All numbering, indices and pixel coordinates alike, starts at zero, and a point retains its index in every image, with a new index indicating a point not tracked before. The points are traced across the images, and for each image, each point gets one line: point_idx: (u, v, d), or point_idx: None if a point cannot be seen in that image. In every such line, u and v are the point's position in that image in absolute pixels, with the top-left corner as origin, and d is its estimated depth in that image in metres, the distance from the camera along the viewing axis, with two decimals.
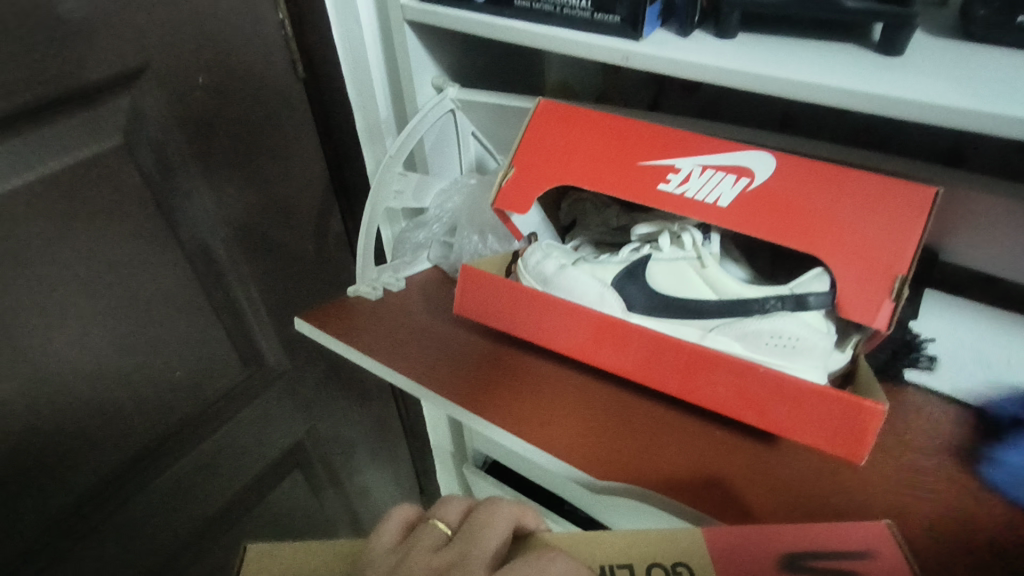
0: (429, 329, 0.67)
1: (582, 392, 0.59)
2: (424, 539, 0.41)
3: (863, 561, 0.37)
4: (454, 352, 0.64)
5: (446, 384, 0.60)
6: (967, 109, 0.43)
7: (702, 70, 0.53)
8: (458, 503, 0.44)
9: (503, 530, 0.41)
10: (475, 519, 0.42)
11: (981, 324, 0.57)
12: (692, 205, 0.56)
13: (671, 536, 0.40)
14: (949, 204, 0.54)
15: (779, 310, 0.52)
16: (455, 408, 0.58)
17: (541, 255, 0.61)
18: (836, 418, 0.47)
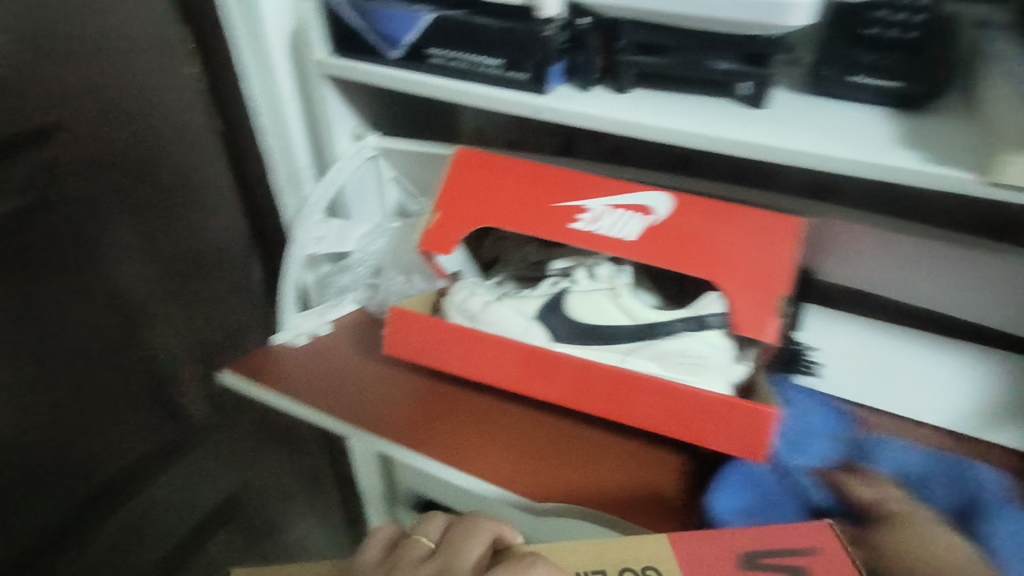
0: (362, 371, 0.66)
1: (520, 421, 0.60)
2: (406, 555, 0.45)
3: (811, 559, 0.42)
4: (387, 390, 0.64)
5: (384, 423, 0.60)
6: (820, 153, 0.49)
7: (605, 121, 0.56)
8: (441, 518, 0.48)
9: (483, 544, 0.45)
10: (457, 532, 0.46)
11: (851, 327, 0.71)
12: (601, 241, 0.57)
13: (639, 538, 0.44)
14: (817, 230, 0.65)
15: (684, 331, 0.55)
16: (395, 447, 0.58)
17: (468, 293, 0.62)
18: (740, 423, 0.50)
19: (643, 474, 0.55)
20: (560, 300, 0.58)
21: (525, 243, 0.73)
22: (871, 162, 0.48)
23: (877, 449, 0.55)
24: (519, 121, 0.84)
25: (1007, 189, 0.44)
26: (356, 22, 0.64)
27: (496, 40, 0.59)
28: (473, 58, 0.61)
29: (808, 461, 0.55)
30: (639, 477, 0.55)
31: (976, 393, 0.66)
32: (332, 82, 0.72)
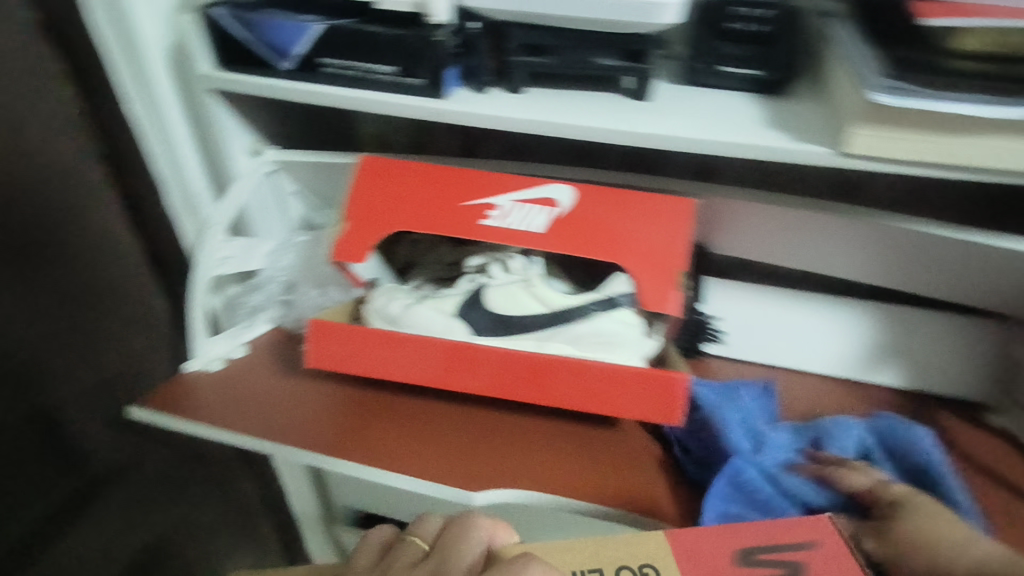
0: (285, 389, 0.65)
1: (451, 416, 0.62)
2: (403, 556, 0.52)
3: (807, 552, 0.43)
4: (315, 404, 0.63)
5: (316, 438, 0.59)
6: (700, 138, 0.54)
7: (502, 120, 0.59)
8: (434, 520, 0.54)
9: (476, 545, 0.47)
10: (452, 533, 0.49)
11: (739, 297, 0.80)
12: (512, 235, 0.59)
13: (640, 539, 0.44)
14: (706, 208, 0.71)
15: (598, 312, 0.58)
16: (330, 459, 0.58)
17: (386, 299, 0.63)
18: (655, 392, 0.54)
19: (576, 454, 0.59)
20: (478, 296, 0.60)
21: (439, 245, 0.75)
22: (744, 142, 0.53)
23: (830, 434, 0.59)
24: (421, 126, 0.86)
25: (855, 157, 0.50)
26: (241, 34, 0.63)
27: (389, 47, 0.60)
28: (368, 67, 0.61)
29: (777, 454, 0.57)
30: (572, 458, 0.59)
31: (848, 343, 0.77)
32: (221, 96, 0.69)
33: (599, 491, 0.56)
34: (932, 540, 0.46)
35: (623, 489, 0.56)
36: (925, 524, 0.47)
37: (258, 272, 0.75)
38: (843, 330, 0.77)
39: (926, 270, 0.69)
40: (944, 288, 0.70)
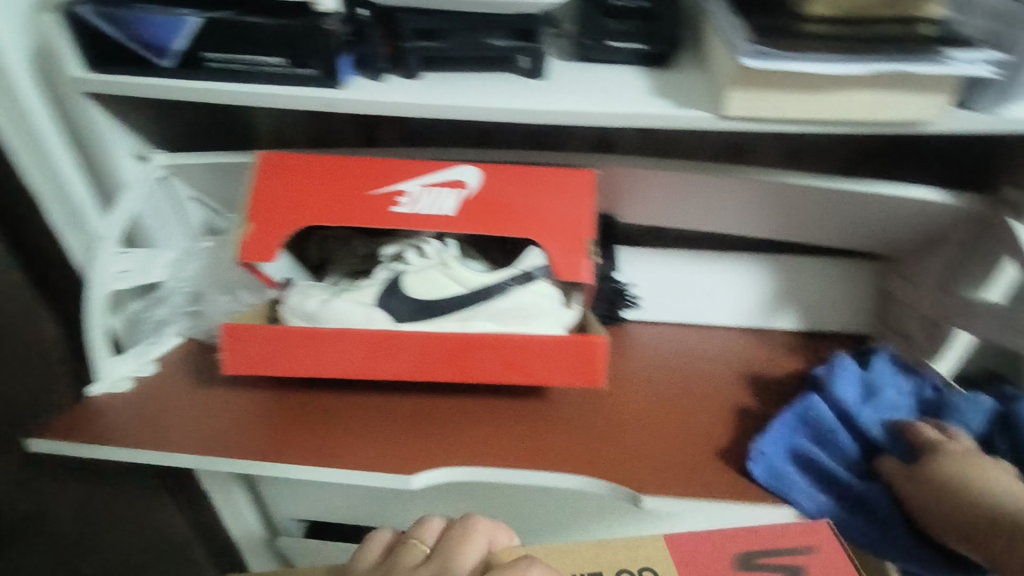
0: (203, 399, 0.62)
1: (379, 403, 0.63)
2: (404, 555, 0.59)
3: (802, 556, 0.55)
4: (238, 413, 0.61)
5: (243, 445, 0.58)
6: (594, 111, 0.56)
7: (402, 107, 0.59)
8: (434, 524, 0.62)
9: (476, 548, 0.57)
10: (455, 537, 0.59)
11: (649, 261, 0.84)
12: (423, 220, 0.60)
13: (637, 543, 0.58)
14: (608, 179, 0.75)
15: (515, 287, 0.59)
16: (263, 464, 0.57)
17: (302, 296, 0.62)
18: (575, 357, 0.57)
19: (509, 428, 0.61)
20: (395, 283, 0.60)
21: (351, 238, 0.74)
22: (634, 112, 0.56)
23: (937, 411, 0.67)
24: (320, 117, 0.83)
25: (734, 119, 0.54)
26: (112, 32, 0.59)
27: (276, 38, 0.58)
28: (257, 60, 0.59)
29: (866, 415, 0.66)
30: (506, 431, 0.61)
31: (746, 294, 0.83)
32: (97, 100, 0.65)
33: (534, 458, 0.58)
34: (982, 483, 0.57)
35: (554, 449, 0.60)
36: (968, 477, 0.58)
37: (160, 285, 0.71)
38: (744, 282, 0.83)
39: (809, 221, 0.75)
40: (825, 235, 0.77)
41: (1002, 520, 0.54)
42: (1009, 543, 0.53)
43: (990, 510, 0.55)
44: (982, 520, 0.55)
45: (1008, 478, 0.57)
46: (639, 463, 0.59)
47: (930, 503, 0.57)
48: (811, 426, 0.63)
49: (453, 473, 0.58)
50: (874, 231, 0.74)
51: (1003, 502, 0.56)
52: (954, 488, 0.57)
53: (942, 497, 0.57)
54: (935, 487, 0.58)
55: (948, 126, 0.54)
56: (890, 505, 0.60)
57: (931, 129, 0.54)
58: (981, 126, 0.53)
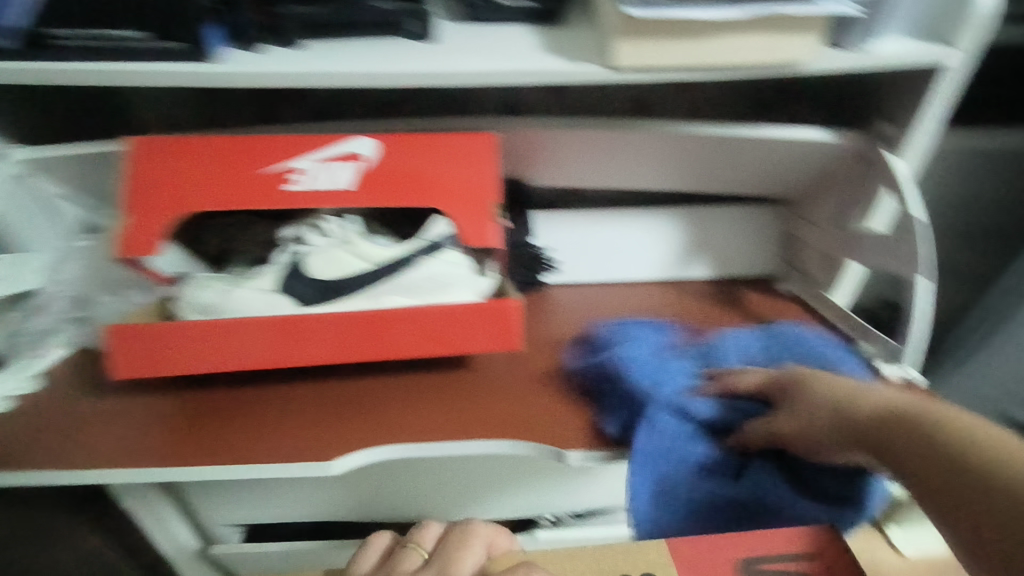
0: (103, 411, 0.58)
1: (300, 392, 0.61)
2: (403, 560, 0.58)
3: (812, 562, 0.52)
4: (141, 420, 0.57)
5: (150, 453, 0.55)
6: (487, 71, 0.55)
7: (283, 77, 0.55)
8: (434, 528, 0.61)
9: (476, 552, 0.57)
10: (454, 541, 0.58)
11: (564, 224, 0.85)
12: (320, 197, 0.57)
13: (646, 547, 0.54)
14: (514, 142, 0.74)
15: (425, 258, 0.58)
16: (179, 470, 0.54)
17: (197, 288, 0.58)
18: (491, 322, 0.57)
19: (433, 401, 0.61)
20: (298, 266, 0.57)
21: (251, 224, 0.70)
22: (527, 69, 0.55)
23: (722, 353, 0.62)
24: (202, 96, 0.77)
25: (625, 71, 0.55)
26: None
27: (133, 9, 0.53)
28: (114, 34, 0.54)
29: (671, 423, 0.56)
30: (430, 405, 0.60)
31: (659, 248, 0.85)
32: None
33: (460, 428, 0.58)
34: (842, 408, 0.50)
35: (483, 416, 0.60)
36: (838, 398, 0.50)
37: (34, 293, 0.65)
38: (657, 237, 0.85)
39: (711, 170, 0.78)
40: (726, 182, 0.79)
41: (875, 429, 0.47)
42: (891, 447, 0.46)
43: (864, 420, 0.48)
44: (864, 431, 0.48)
45: (871, 389, 0.50)
46: (565, 419, 0.60)
47: (813, 431, 0.51)
48: (670, 419, 0.56)
49: (384, 453, 0.57)
50: (771, 175, 0.78)
51: (873, 407, 0.48)
52: (823, 406, 0.51)
53: (818, 423, 0.51)
54: (807, 431, 0.51)
55: (826, 66, 0.56)
56: (778, 475, 0.56)
57: (810, 69, 0.56)
58: (852, 63, 0.56)
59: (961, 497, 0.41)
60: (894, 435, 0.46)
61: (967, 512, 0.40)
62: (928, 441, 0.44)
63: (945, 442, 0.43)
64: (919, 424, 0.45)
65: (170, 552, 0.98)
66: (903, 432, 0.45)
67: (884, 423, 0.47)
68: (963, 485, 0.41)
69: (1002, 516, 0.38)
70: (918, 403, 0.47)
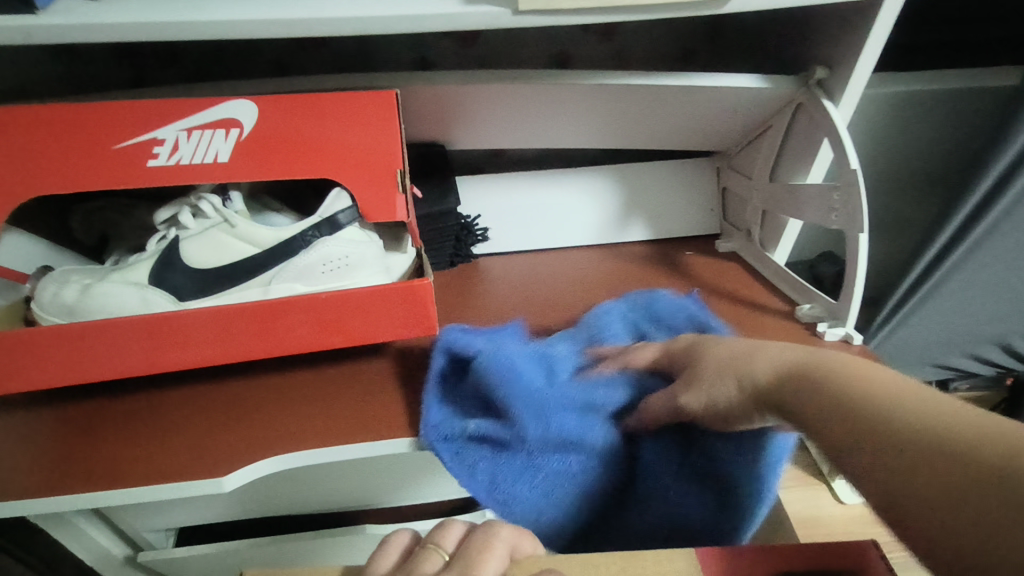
0: None
1: (196, 402, 0.55)
2: (422, 566, 0.45)
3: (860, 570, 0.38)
4: (14, 450, 0.51)
5: (15, 487, 0.48)
6: (374, 17, 0.47)
7: (131, 31, 0.46)
8: (457, 531, 0.48)
9: (500, 552, 0.44)
10: (475, 542, 0.45)
11: (493, 188, 0.79)
12: (192, 173, 0.50)
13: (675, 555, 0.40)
14: (425, 99, 0.67)
15: (318, 237, 0.51)
16: (48, 501, 0.47)
17: (55, 286, 0.50)
18: (399, 306, 0.51)
19: (346, 400, 0.55)
20: (170, 254, 0.50)
21: (133, 208, 0.61)
22: (422, 14, 0.48)
23: (600, 328, 0.57)
24: (63, 57, 0.68)
25: (528, 14, 0.48)
26: None
27: None
28: None
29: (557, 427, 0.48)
30: (341, 404, 0.55)
31: (593, 210, 0.80)
32: None
33: (370, 427, 0.52)
34: (743, 371, 0.41)
35: (396, 410, 0.54)
36: (741, 361, 0.42)
37: None
38: (588, 199, 0.80)
39: (643, 123, 0.72)
40: (659, 137, 0.74)
41: (775, 393, 0.39)
42: (791, 402, 0.38)
43: (769, 384, 0.39)
44: (771, 397, 0.39)
45: (780, 347, 0.41)
46: None
47: (716, 399, 0.42)
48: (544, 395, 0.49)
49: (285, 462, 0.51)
50: (707, 126, 0.73)
51: (777, 366, 0.40)
52: (720, 370, 0.42)
53: (717, 392, 0.42)
54: (706, 401, 0.43)
55: (754, 2, 0.51)
56: (675, 458, 0.49)
57: (737, 5, 0.51)
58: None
59: (860, 457, 0.32)
60: (797, 397, 0.37)
61: (865, 476, 0.31)
62: (830, 397, 0.35)
63: (846, 398, 0.34)
64: (823, 379, 0.37)
65: (91, 566, 0.90)
66: (804, 385, 0.37)
67: (788, 381, 0.38)
68: (860, 443, 0.32)
69: (902, 474, 0.30)
70: (825, 356, 0.38)
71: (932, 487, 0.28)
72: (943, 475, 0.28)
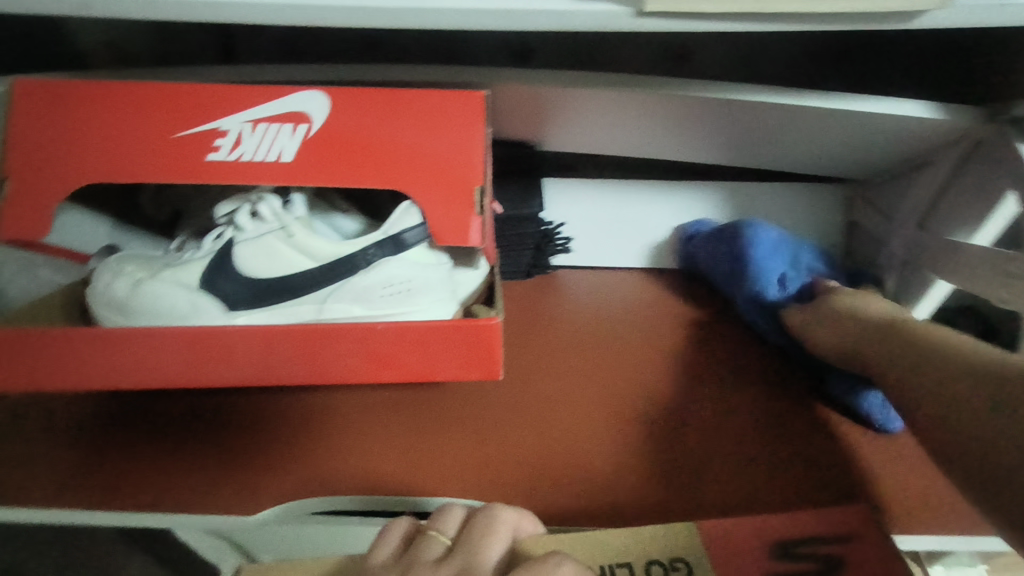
0: None
1: (258, 416, 0.55)
2: (422, 553, 0.41)
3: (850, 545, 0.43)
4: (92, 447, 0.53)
5: (87, 500, 0.50)
6: (467, 10, 0.41)
7: (199, 11, 0.41)
8: (454, 512, 0.44)
9: (503, 541, 0.42)
10: (474, 525, 0.42)
11: (599, 193, 0.71)
12: (252, 172, 0.44)
13: (665, 531, 0.44)
14: (503, 97, 0.60)
15: (381, 257, 0.46)
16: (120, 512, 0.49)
17: (108, 277, 0.46)
18: (460, 346, 0.44)
19: (405, 439, 0.54)
20: (225, 258, 0.46)
21: (205, 187, 0.57)
22: (523, 10, 0.40)
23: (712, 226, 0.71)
24: (164, 27, 0.70)
25: (652, 17, 0.40)
26: None
27: None
28: None
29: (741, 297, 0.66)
30: (401, 440, 0.54)
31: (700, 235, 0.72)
32: None
33: (429, 477, 0.51)
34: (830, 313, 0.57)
35: (453, 460, 0.52)
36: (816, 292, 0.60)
37: None
38: (610, 224, 0.72)
39: (769, 139, 0.63)
40: (786, 154, 0.66)
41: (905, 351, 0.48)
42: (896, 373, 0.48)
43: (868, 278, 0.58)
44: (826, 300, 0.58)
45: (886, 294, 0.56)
46: (546, 461, 0.52)
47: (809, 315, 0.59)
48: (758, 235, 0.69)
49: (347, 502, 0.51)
50: (848, 148, 0.62)
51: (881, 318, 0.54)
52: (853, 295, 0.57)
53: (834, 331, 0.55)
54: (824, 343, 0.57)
55: (954, 18, 0.39)
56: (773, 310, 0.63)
57: (925, 23, 0.40)
58: (987, 17, 0.40)
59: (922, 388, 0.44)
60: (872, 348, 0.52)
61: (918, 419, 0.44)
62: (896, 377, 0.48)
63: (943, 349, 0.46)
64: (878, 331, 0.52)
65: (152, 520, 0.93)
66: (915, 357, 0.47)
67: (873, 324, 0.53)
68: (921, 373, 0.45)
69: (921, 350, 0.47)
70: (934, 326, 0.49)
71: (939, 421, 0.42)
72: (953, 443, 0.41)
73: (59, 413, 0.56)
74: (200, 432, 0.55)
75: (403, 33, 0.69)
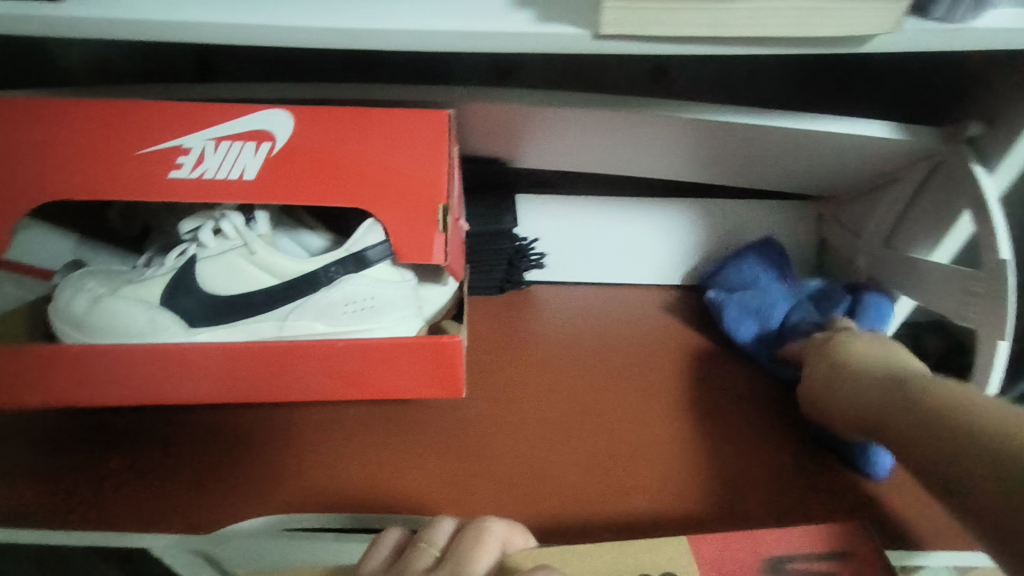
0: None
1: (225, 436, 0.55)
2: (412, 564, 0.40)
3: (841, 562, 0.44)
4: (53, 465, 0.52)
5: (43, 521, 0.49)
6: (428, 32, 0.41)
7: (160, 31, 0.41)
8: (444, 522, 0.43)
9: (493, 553, 0.41)
10: (463, 537, 0.41)
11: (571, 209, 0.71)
12: (214, 188, 0.44)
13: (659, 543, 0.45)
14: (472, 116, 0.60)
15: (343, 275, 0.46)
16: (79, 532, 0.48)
17: (69, 292, 0.46)
18: (423, 364, 0.44)
19: (374, 459, 0.54)
20: (186, 275, 0.46)
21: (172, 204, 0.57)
22: (485, 31, 0.41)
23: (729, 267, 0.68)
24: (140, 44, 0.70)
25: (609, 39, 0.41)
26: None
27: None
28: None
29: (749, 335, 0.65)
30: (369, 458, 0.54)
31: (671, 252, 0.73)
32: None
33: (394, 496, 0.51)
34: (835, 381, 0.53)
35: (418, 480, 0.52)
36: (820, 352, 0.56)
37: None
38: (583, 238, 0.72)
39: (738, 158, 0.64)
40: (757, 175, 0.67)
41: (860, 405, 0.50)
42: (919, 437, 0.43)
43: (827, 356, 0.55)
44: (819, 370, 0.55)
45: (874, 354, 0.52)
46: (512, 479, 0.52)
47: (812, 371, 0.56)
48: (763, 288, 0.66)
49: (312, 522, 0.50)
50: (816, 167, 0.63)
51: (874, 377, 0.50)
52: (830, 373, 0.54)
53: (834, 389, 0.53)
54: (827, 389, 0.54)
55: (903, 43, 0.41)
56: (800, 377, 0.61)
57: (879, 46, 0.41)
58: (937, 42, 0.41)
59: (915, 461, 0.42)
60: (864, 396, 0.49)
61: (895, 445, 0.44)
62: (906, 396, 0.45)
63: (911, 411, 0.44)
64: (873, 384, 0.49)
65: None
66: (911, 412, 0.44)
67: (871, 379, 0.50)
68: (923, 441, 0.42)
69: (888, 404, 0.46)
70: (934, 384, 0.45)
71: (928, 437, 0.41)
72: (919, 452, 0.42)
73: (21, 431, 0.55)
74: (164, 452, 0.54)
75: (378, 51, 0.70)
